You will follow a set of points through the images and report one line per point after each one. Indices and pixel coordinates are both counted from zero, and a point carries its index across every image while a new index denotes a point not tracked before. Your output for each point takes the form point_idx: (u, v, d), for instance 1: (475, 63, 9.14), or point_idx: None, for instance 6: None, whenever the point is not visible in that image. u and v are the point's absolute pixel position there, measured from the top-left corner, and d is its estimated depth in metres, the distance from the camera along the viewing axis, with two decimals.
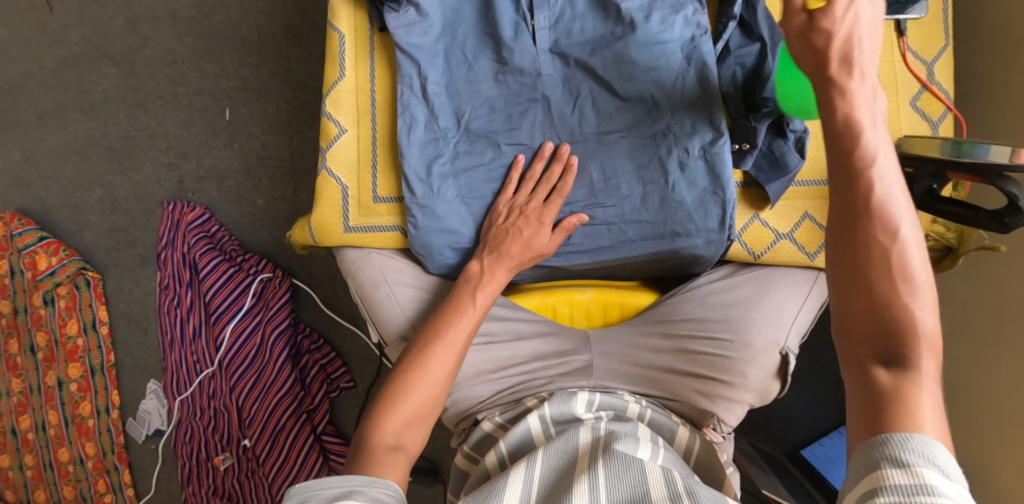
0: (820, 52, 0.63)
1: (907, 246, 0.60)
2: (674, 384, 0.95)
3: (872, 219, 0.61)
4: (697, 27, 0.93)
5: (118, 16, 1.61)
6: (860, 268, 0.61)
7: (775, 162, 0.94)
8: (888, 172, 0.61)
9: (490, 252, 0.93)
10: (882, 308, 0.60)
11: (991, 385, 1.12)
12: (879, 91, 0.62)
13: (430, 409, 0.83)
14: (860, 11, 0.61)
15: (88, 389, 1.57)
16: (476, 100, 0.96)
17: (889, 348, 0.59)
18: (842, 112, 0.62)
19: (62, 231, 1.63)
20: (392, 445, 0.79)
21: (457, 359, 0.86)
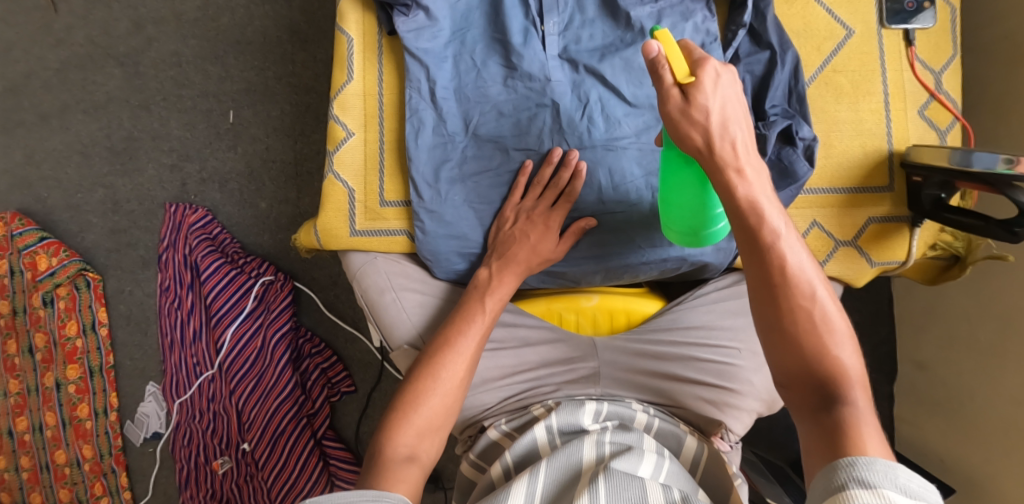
0: (700, 127, 0.70)
1: (824, 306, 0.69)
2: (686, 392, 0.93)
3: (790, 285, 0.69)
4: (706, 35, 0.93)
5: (123, 18, 1.61)
6: (787, 328, 0.68)
7: (784, 170, 0.91)
8: (792, 245, 0.70)
9: (502, 260, 0.92)
10: (813, 361, 0.67)
11: (994, 396, 1.12)
12: (756, 164, 0.71)
13: (443, 420, 0.83)
14: (727, 95, 0.70)
15: (85, 391, 1.56)
16: (485, 105, 0.95)
17: (827, 393, 0.65)
18: (738, 187, 0.70)
19: (63, 232, 1.62)
20: (406, 457, 0.78)
21: (468, 369, 0.86)
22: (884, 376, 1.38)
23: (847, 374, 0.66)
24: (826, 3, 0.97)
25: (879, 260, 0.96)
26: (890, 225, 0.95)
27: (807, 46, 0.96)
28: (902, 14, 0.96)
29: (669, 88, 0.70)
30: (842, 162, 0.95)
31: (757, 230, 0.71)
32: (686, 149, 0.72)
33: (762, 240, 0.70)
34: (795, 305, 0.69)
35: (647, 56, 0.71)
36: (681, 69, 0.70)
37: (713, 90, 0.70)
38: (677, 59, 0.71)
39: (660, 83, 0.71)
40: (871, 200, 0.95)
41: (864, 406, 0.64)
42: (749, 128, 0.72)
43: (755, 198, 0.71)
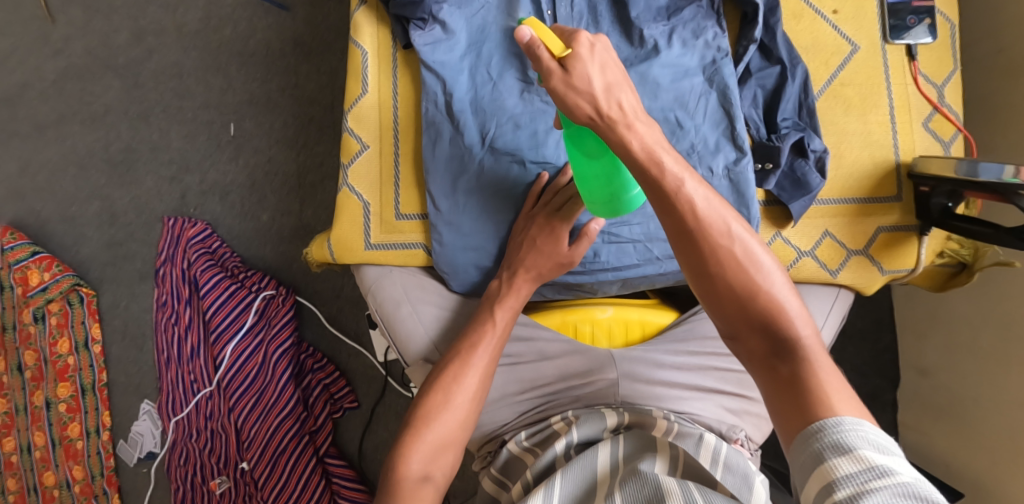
0: (586, 96, 0.66)
1: (744, 240, 0.63)
2: (706, 406, 0.95)
3: (705, 229, 0.63)
4: (718, 50, 0.94)
5: (123, 28, 1.62)
6: (715, 276, 0.63)
7: (797, 182, 0.93)
8: (695, 184, 0.63)
9: (516, 269, 0.92)
10: (751, 306, 0.62)
11: (1005, 401, 1.17)
12: (646, 119, 0.66)
13: (459, 439, 0.82)
14: (605, 60, 0.67)
15: (77, 410, 1.52)
16: (501, 116, 0.95)
17: (774, 336, 0.61)
18: (632, 141, 0.64)
19: (57, 246, 1.60)
20: (421, 478, 0.79)
21: (482, 385, 0.86)
22: (887, 383, 1.45)
23: (788, 309, 0.62)
24: (832, 19, 0.99)
25: (890, 268, 0.97)
26: (899, 234, 0.97)
27: (815, 61, 0.99)
28: (904, 30, 0.99)
29: (546, 63, 0.67)
30: (852, 174, 0.97)
31: (659, 183, 0.64)
32: (578, 122, 0.67)
33: (665, 190, 0.63)
34: (715, 250, 0.63)
35: (520, 43, 0.68)
36: (555, 45, 0.67)
37: (590, 58, 0.66)
38: (549, 37, 0.68)
39: (538, 61, 0.68)
40: (881, 209, 0.97)
41: (813, 340, 0.61)
42: (635, 90, 0.67)
43: (652, 148, 0.64)
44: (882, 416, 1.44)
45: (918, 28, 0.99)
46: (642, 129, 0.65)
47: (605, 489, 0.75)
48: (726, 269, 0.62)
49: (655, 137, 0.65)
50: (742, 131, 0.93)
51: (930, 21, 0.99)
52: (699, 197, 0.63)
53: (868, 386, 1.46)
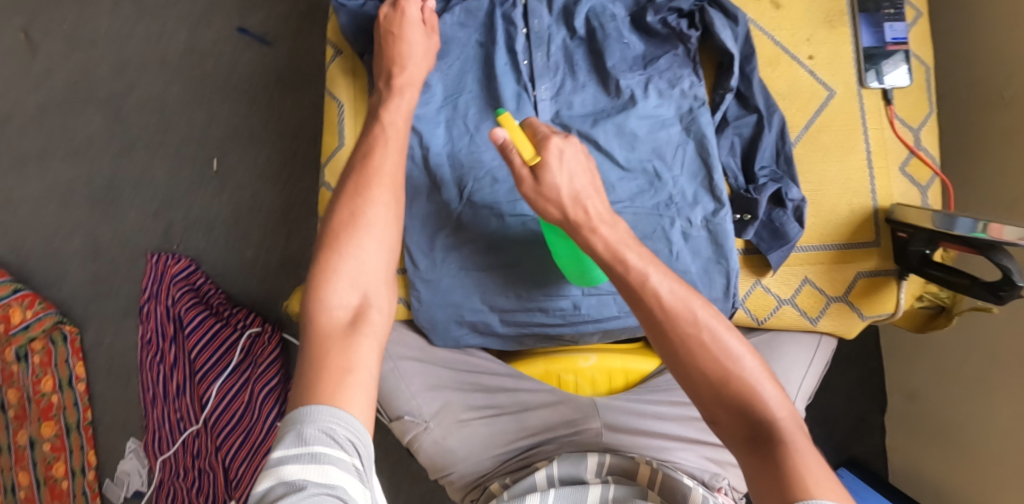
0: (555, 202, 0.75)
1: (713, 328, 0.69)
2: (689, 454, 0.96)
3: (674, 320, 0.69)
4: (694, 99, 0.95)
5: (105, 62, 1.60)
6: (688, 364, 0.69)
7: (775, 232, 0.93)
8: (659, 280, 0.71)
9: (394, 81, 0.90)
10: (725, 390, 0.67)
11: (995, 431, 1.18)
12: (610, 221, 0.75)
13: (382, 267, 0.79)
14: (572, 168, 0.75)
15: (62, 449, 1.51)
16: (479, 169, 0.95)
17: (749, 418, 0.66)
18: (596, 243, 0.74)
19: (40, 282, 1.58)
20: (349, 317, 0.75)
21: (393, 213, 0.82)
22: (875, 406, 1.45)
23: (759, 390, 0.66)
24: (809, 65, 1.00)
25: (870, 313, 0.98)
26: (879, 279, 0.97)
27: (792, 108, 0.99)
28: (875, 67, 1.00)
29: (520, 169, 0.74)
30: (829, 221, 0.97)
31: (625, 280, 0.72)
32: (548, 219, 0.77)
33: (631, 286, 0.72)
34: (684, 338, 0.69)
35: (495, 142, 0.75)
36: (527, 149, 0.74)
37: (559, 164, 0.74)
38: (523, 142, 0.74)
39: (511, 164, 0.75)
40: (859, 255, 0.97)
41: (785, 419, 0.65)
42: (599, 190, 0.76)
43: (615, 248, 0.73)
44: (872, 440, 1.45)
45: (890, 65, 1.00)
46: (608, 233, 0.74)
47: None
48: (698, 357, 0.68)
49: (620, 237, 0.74)
50: (719, 182, 0.94)
51: (903, 58, 1.00)
52: (667, 291, 0.71)
53: (855, 409, 1.45)
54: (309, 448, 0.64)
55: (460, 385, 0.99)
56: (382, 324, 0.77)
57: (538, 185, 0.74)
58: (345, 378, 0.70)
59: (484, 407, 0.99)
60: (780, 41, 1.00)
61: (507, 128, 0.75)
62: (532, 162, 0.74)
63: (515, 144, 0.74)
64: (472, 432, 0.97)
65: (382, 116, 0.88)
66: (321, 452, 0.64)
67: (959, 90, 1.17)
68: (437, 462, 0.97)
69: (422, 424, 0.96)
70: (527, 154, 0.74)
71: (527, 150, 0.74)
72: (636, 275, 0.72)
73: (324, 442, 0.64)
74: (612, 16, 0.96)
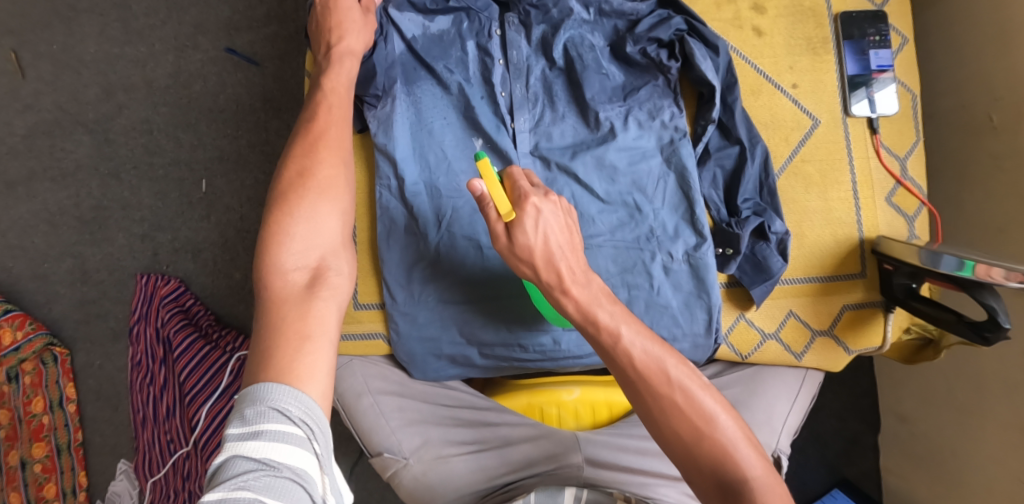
0: (527, 261, 0.75)
1: (685, 388, 0.72)
2: (670, 490, 0.95)
3: (647, 379, 0.72)
4: (675, 131, 0.95)
5: (93, 84, 1.61)
6: (661, 422, 0.71)
7: (758, 265, 0.92)
8: (632, 337, 0.73)
9: (335, 48, 0.89)
10: (698, 450, 0.70)
11: (986, 459, 1.16)
12: (582, 280, 0.75)
13: (333, 227, 0.80)
14: (547, 227, 0.74)
15: (53, 470, 1.51)
16: (458, 202, 0.95)
17: (722, 476, 0.69)
18: (567, 305, 0.75)
19: (29, 303, 1.58)
20: (306, 277, 0.75)
21: (341, 175, 0.83)
22: (867, 428, 1.44)
23: (731, 448, 0.69)
24: (792, 94, 0.98)
25: (856, 347, 0.96)
26: (864, 312, 0.96)
27: (775, 138, 0.98)
28: (865, 85, 0.98)
29: (495, 225, 0.75)
30: (814, 252, 0.96)
31: (598, 338, 0.74)
32: (522, 277, 0.77)
33: (603, 344, 0.74)
34: (659, 397, 0.71)
35: (474, 193, 0.75)
36: (502, 204, 0.74)
37: (533, 224, 0.74)
38: (499, 193, 0.74)
39: (487, 217, 0.75)
40: (845, 287, 0.96)
41: (758, 477, 0.68)
42: (575, 249, 0.75)
43: (587, 309, 0.74)
44: (865, 462, 1.43)
45: (881, 82, 0.99)
46: (579, 296, 0.74)
47: None
48: (671, 416, 0.71)
49: (591, 295, 0.75)
50: (701, 215, 0.93)
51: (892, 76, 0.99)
52: (638, 347, 0.73)
53: (848, 431, 1.44)
54: (261, 427, 0.63)
55: (441, 420, 0.99)
56: (342, 286, 0.77)
57: (512, 243, 0.75)
58: (306, 344, 0.71)
59: (465, 442, 0.97)
60: (764, 70, 0.99)
61: (486, 178, 0.74)
62: (509, 217, 0.74)
63: (493, 195, 0.74)
64: (453, 468, 0.95)
65: (325, 86, 0.87)
66: (275, 430, 0.63)
67: (947, 119, 1.17)
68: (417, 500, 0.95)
69: (402, 459, 0.95)
70: (503, 210, 0.74)
71: (505, 206, 0.74)
72: (606, 334, 0.73)
73: (277, 420, 0.64)
74: (591, 46, 0.98)
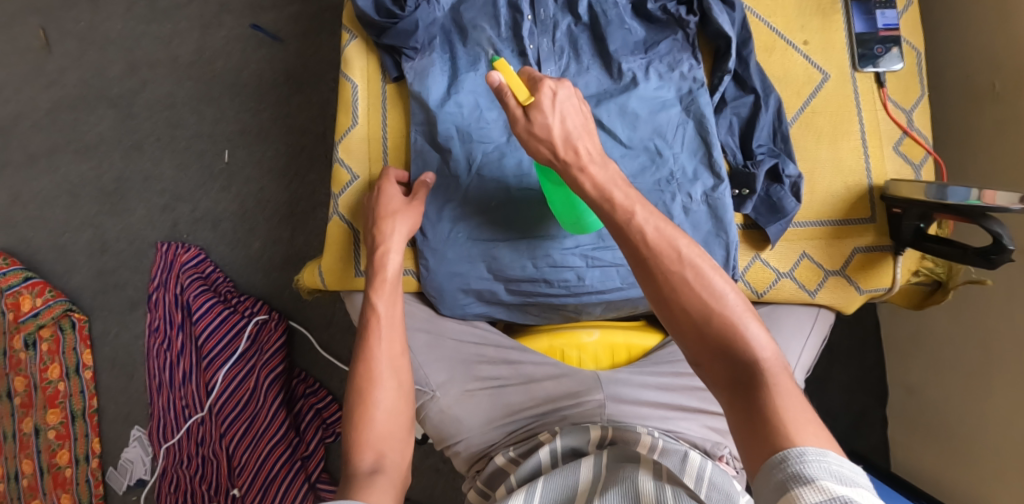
0: (546, 142, 0.82)
1: (696, 266, 0.72)
2: (692, 424, 1.00)
3: (658, 256, 0.73)
4: (693, 81, 1.00)
5: (118, 60, 1.63)
6: (669, 297, 0.72)
7: (773, 206, 0.97)
8: (645, 217, 0.75)
9: (381, 244, 0.95)
10: (705, 325, 0.70)
11: (988, 420, 1.19)
12: (599, 161, 0.81)
13: (395, 427, 0.87)
14: (564, 110, 0.82)
15: (66, 437, 1.52)
16: (487, 145, 1.00)
17: (727, 349, 0.69)
18: (585, 184, 0.80)
19: (48, 272, 1.60)
20: (371, 470, 0.82)
21: (399, 386, 0.90)
22: (876, 401, 1.44)
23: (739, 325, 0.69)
24: (803, 49, 1.03)
25: (867, 287, 1.00)
26: (875, 255, 1.00)
27: (788, 90, 1.03)
28: (872, 60, 1.03)
29: (514, 110, 0.82)
30: (827, 199, 1.01)
31: (613, 216, 0.77)
32: (541, 159, 0.84)
33: (619, 222, 0.76)
34: (668, 274, 0.72)
35: (492, 85, 0.82)
36: (521, 91, 0.81)
37: (551, 108, 0.82)
38: (519, 86, 0.82)
39: (506, 105, 0.82)
40: (856, 231, 1.00)
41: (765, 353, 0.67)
42: (589, 131, 0.82)
43: (603, 187, 0.79)
44: (872, 436, 1.43)
45: (889, 57, 1.03)
46: (596, 175, 0.80)
47: (586, 495, 0.76)
48: (679, 292, 0.71)
49: (607, 178, 0.80)
50: (719, 159, 0.98)
51: (899, 50, 1.03)
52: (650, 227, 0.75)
53: (855, 405, 1.44)
54: None
55: (467, 357, 1.02)
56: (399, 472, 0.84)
57: (532, 123, 0.82)
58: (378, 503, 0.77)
59: (490, 378, 1.01)
60: (777, 27, 1.04)
61: (504, 74, 0.82)
62: (526, 100, 0.81)
63: (511, 84, 0.82)
64: (478, 404, 1.00)
65: (373, 287, 0.93)
66: None
67: (956, 89, 1.20)
68: (442, 431, 1.00)
69: (430, 393, 1.00)
70: (521, 93, 0.81)
71: (520, 90, 0.81)
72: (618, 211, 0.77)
73: None
74: (614, 3, 1.03)
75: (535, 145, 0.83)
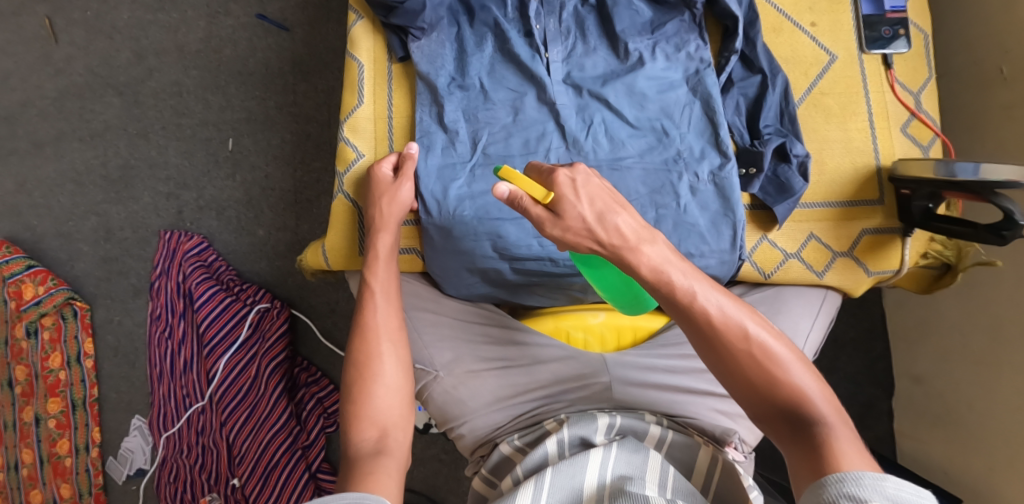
0: (584, 233, 0.73)
1: (760, 338, 0.74)
2: (700, 407, 0.98)
3: (722, 333, 0.74)
4: (700, 62, 0.99)
5: (125, 48, 1.63)
6: (736, 371, 0.74)
7: (781, 186, 0.97)
8: (707, 294, 0.75)
9: (372, 229, 0.98)
10: (772, 396, 0.73)
11: (998, 408, 1.17)
12: (649, 238, 0.73)
13: (396, 404, 0.87)
14: (589, 191, 0.73)
15: (67, 426, 1.52)
16: (493, 126, 1.00)
17: (795, 417, 0.72)
18: (641, 266, 0.72)
19: (52, 260, 1.60)
20: (374, 450, 0.81)
21: (398, 362, 0.90)
22: (882, 392, 1.43)
23: (805, 395, 0.73)
24: (810, 31, 1.03)
25: (876, 269, 1.00)
26: (883, 237, 0.99)
27: (795, 71, 1.02)
28: (880, 41, 1.03)
29: (534, 211, 0.73)
30: (835, 179, 1.00)
31: (673, 296, 0.74)
32: (585, 252, 0.75)
33: (681, 302, 0.74)
34: (734, 350, 0.74)
35: (501, 197, 0.74)
36: (536, 192, 0.73)
37: (576, 193, 0.73)
38: (530, 185, 0.74)
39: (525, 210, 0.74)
40: (865, 213, 0.99)
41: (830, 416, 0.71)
42: (628, 209, 0.74)
43: (658, 267, 0.73)
44: (879, 427, 1.43)
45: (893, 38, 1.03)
46: (649, 253, 0.73)
47: None
48: (744, 366, 0.74)
49: (664, 260, 0.73)
50: (726, 138, 0.97)
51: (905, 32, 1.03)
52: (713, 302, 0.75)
53: (862, 395, 1.43)
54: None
55: (472, 338, 1.02)
56: (402, 452, 0.83)
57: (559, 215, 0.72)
58: (378, 479, 0.77)
59: (494, 359, 1.00)
60: (784, 9, 1.03)
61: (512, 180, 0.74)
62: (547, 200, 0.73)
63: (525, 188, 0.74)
64: (483, 384, 0.99)
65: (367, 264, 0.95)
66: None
67: (964, 73, 1.20)
68: (446, 412, 1.00)
69: (433, 373, 0.99)
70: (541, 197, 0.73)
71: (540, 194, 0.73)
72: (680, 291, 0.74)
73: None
74: None
75: (578, 235, 0.73)
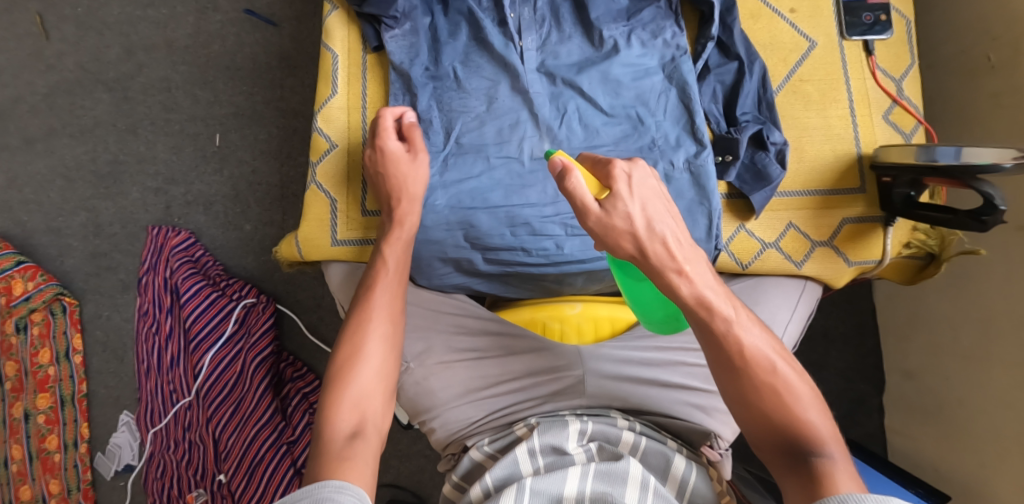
0: (629, 236, 0.69)
1: (786, 377, 0.72)
2: (675, 401, 0.97)
3: (749, 366, 0.72)
4: (676, 49, 0.98)
5: (114, 44, 1.62)
6: (756, 405, 0.72)
7: (759, 174, 0.95)
8: (745, 327, 0.72)
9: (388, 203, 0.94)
10: (789, 436, 0.71)
11: (988, 402, 1.14)
12: (693, 257, 0.70)
13: (379, 387, 0.84)
14: (644, 195, 0.70)
15: (56, 422, 1.51)
16: (466, 115, 0.99)
17: (800, 453, 0.70)
18: (682, 287, 0.70)
19: (42, 256, 1.59)
20: (350, 433, 0.79)
21: (392, 347, 0.87)
22: (873, 388, 1.40)
23: (822, 440, 0.70)
24: (790, 17, 1.01)
25: (856, 259, 0.98)
26: (864, 226, 0.98)
27: (774, 58, 1.01)
28: (860, 27, 1.01)
29: (588, 202, 0.69)
30: (815, 167, 0.99)
31: (709, 322, 0.72)
32: (619, 255, 0.71)
33: (715, 329, 0.72)
34: (758, 382, 0.72)
35: (553, 169, 0.70)
36: (592, 185, 0.71)
37: (630, 193, 0.70)
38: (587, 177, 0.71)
39: (575, 198, 0.69)
40: (846, 201, 0.98)
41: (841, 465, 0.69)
42: (678, 220, 0.71)
43: (701, 293, 0.71)
44: (869, 424, 1.40)
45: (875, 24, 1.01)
46: (695, 275, 0.70)
47: None
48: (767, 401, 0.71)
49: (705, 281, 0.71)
50: (702, 125, 0.96)
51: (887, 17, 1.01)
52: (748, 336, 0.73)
53: (853, 391, 1.40)
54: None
55: (445, 329, 1.01)
56: (378, 438, 0.81)
57: (608, 216, 0.69)
58: (345, 465, 0.74)
59: (467, 351, 0.99)
60: None
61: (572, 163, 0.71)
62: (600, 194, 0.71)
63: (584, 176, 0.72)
64: (455, 375, 0.98)
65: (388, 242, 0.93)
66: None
67: (949, 62, 1.18)
68: (417, 405, 0.98)
69: (404, 364, 0.98)
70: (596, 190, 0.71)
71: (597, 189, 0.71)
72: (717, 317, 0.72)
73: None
74: None
75: (619, 236, 0.69)
